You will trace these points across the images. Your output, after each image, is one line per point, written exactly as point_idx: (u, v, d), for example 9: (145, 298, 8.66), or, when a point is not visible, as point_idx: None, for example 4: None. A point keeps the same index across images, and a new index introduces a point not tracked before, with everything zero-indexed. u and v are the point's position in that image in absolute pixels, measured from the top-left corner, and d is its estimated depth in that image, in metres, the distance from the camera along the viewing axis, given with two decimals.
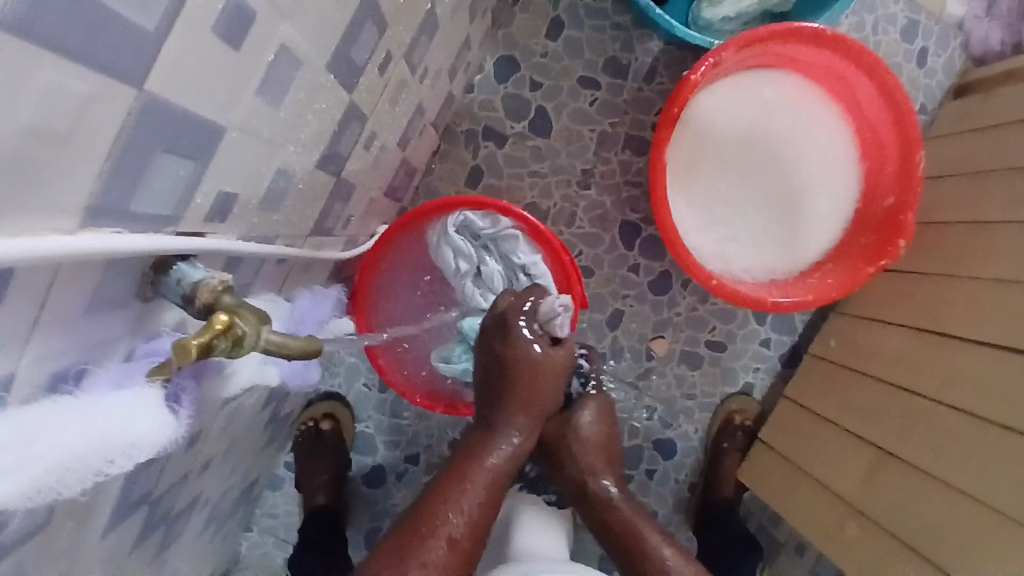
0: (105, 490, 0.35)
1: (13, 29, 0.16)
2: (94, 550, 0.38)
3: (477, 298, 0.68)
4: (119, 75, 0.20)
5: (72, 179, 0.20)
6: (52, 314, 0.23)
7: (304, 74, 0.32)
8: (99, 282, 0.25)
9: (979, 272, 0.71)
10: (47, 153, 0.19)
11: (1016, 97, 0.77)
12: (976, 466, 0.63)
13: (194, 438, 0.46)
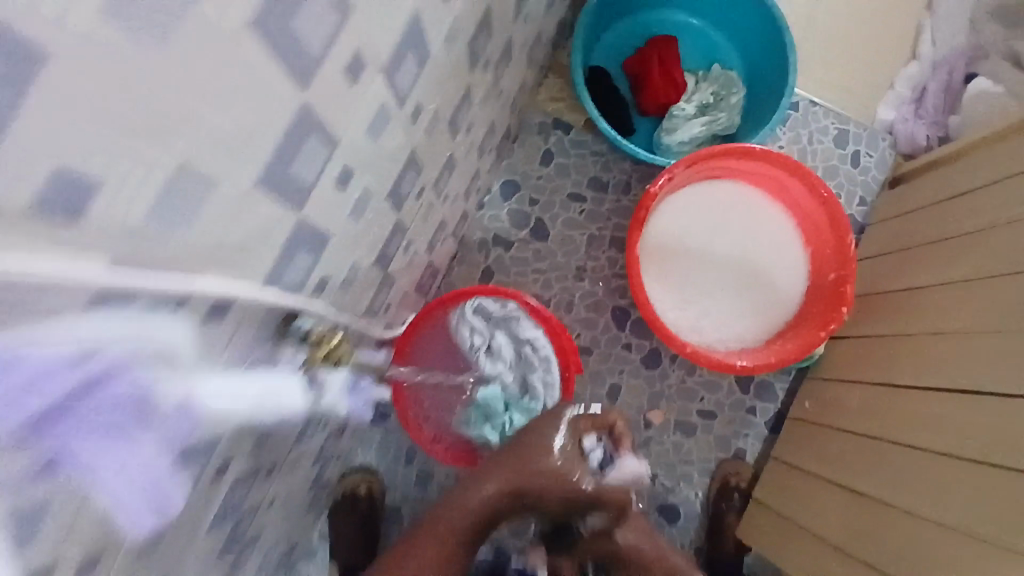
0: (222, 489, 0.49)
1: (268, 190, 0.34)
2: (203, 542, 0.51)
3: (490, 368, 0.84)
4: (295, 209, 0.38)
5: (265, 262, 0.37)
6: (238, 335, 0.38)
7: (372, 202, 0.51)
8: (259, 324, 0.41)
9: (911, 327, 0.84)
10: (260, 248, 0.36)
11: (932, 191, 0.95)
12: (913, 488, 0.71)
13: (274, 468, 0.60)
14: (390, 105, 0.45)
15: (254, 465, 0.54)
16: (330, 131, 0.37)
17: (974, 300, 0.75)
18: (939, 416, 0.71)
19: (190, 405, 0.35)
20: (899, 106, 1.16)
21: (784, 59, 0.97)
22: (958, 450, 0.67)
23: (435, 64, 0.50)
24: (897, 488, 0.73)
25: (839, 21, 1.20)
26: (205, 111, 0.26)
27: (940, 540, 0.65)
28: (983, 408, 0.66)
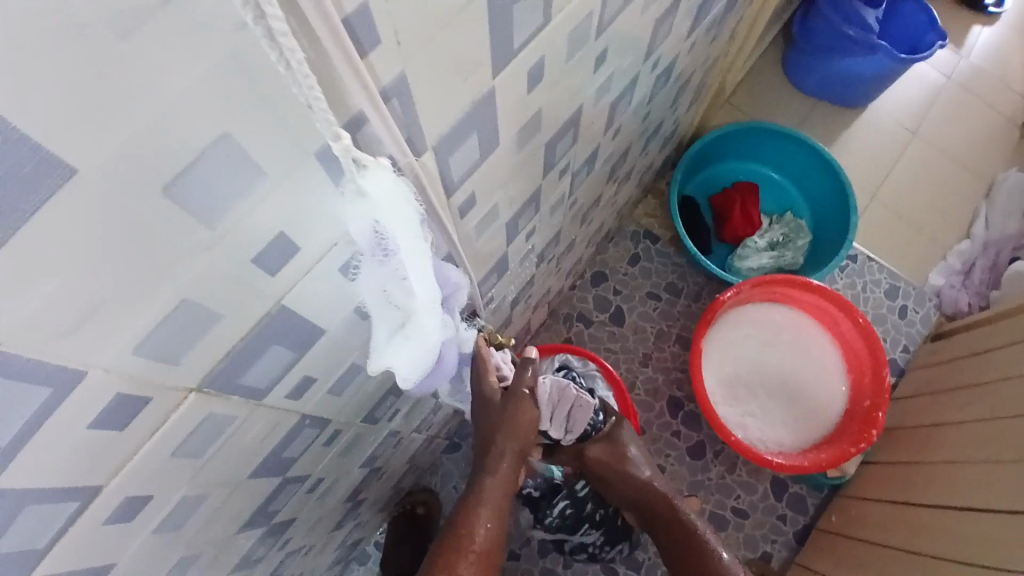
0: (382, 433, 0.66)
1: (509, 228, 0.55)
2: (353, 474, 0.68)
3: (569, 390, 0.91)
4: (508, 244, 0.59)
5: (483, 272, 0.58)
6: None
7: (530, 256, 0.73)
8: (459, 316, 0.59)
9: (940, 458, 0.97)
10: (487, 263, 0.57)
11: (972, 347, 1.10)
12: None
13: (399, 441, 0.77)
14: (565, 195, 0.67)
15: (398, 427, 0.71)
16: (538, 203, 0.59)
17: (999, 437, 0.88)
18: (961, 533, 0.83)
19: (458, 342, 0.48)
20: (947, 274, 1.33)
21: (847, 219, 1.18)
22: (973, 561, 0.78)
23: (594, 174, 0.73)
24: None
25: (896, 202, 1.43)
26: (517, 179, 0.48)
27: None
28: (1010, 526, 0.77)
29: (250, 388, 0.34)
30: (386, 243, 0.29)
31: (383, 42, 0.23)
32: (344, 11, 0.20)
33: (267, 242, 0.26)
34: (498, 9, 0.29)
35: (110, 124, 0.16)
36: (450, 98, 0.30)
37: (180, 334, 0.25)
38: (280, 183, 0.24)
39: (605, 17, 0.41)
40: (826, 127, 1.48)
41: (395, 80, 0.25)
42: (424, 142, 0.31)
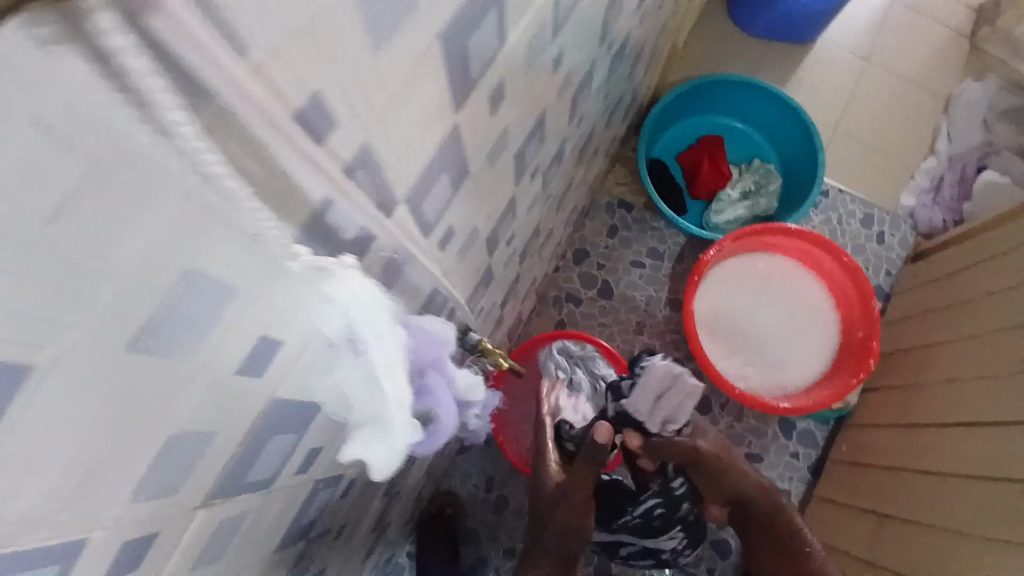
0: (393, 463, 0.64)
1: (488, 242, 0.53)
2: (371, 508, 0.66)
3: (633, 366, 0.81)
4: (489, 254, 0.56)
5: (469, 289, 0.55)
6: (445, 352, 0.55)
7: (513, 260, 0.71)
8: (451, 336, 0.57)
9: (937, 377, 1.00)
10: (472, 278, 0.55)
11: (953, 264, 1.12)
12: (954, 509, 0.84)
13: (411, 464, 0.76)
14: (540, 193, 0.65)
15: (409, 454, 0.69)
16: (514, 210, 0.57)
17: (992, 348, 0.91)
18: (970, 450, 0.86)
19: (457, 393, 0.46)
20: (919, 194, 1.36)
21: (814, 158, 1.18)
22: (987, 475, 0.81)
23: (564, 164, 0.71)
24: (942, 515, 0.86)
25: (859, 131, 1.44)
26: (490, 196, 0.46)
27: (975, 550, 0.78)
28: (1011, 436, 0.80)
29: (255, 483, 0.33)
30: (354, 336, 0.28)
31: (341, 120, 0.22)
32: (295, 107, 0.19)
33: (247, 349, 0.25)
34: (453, 47, 0.27)
35: (80, 298, 0.17)
36: (416, 148, 0.29)
37: (175, 466, 0.25)
38: (252, 291, 0.23)
39: (559, 17, 0.39)
40: (782, 65, 1.47)
41: (358, 154, 0.24)
42: (395, 199, 0.30)
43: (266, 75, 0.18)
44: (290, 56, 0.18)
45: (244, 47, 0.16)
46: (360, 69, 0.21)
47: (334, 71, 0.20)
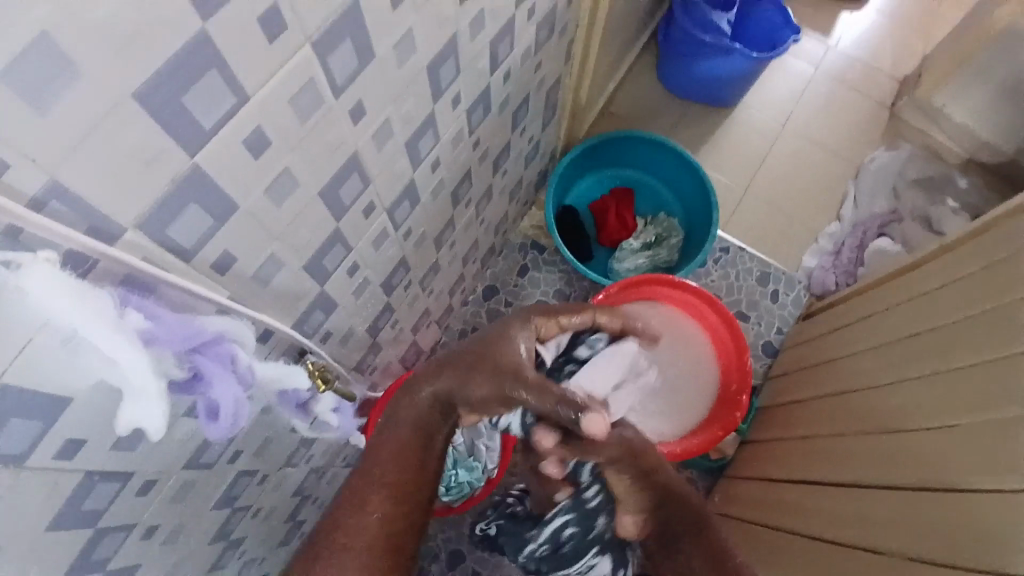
0: (227, 474, 0.67)
1: (312, 272, 0.58)
2: (203, 517, 0.68)
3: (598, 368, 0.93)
4: (319, 281, 0.61)
5: (295, 311, 0.60)
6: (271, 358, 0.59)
7: (370, 288, 0.75)
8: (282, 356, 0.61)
9: (804, 431, 1.05)
10: (297, 302, 0.59)
11: (829, 324, 1.20)
12: (797, 562, 0.88)
13: (263, 480, 0.77)
14: (390, 229, 0.70)
15: (251, 467, 0.71)
16: (348, 244, 0.63)
17: (842, 410, 0.98)
18: (818, 505, 0.90)
19: (250, 384, 0.49)
20: (821, 256, 1.44)
21: (710, 216, 1.26)
22: (826, 531, 0.85)
23: (425, 204, 0.77)
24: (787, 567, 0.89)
25: (769, 192, 1.53)
26: (293, 229, 0.51)
27: None
28: (853, 495, 0.85)
29: (7, 458, 0.37)
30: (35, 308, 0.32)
31: (13, 164, 0.28)
32: None
33: None
34: (165, 103, 0.33)
35: None
36: (142, 188, 0.35)
37: None
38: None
39: (339, 79, 0.46)
40: (701, 127, 1.58)
41: (47, 186, 0.30)
42: (120, 228, 0.35)
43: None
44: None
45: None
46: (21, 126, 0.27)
47: None
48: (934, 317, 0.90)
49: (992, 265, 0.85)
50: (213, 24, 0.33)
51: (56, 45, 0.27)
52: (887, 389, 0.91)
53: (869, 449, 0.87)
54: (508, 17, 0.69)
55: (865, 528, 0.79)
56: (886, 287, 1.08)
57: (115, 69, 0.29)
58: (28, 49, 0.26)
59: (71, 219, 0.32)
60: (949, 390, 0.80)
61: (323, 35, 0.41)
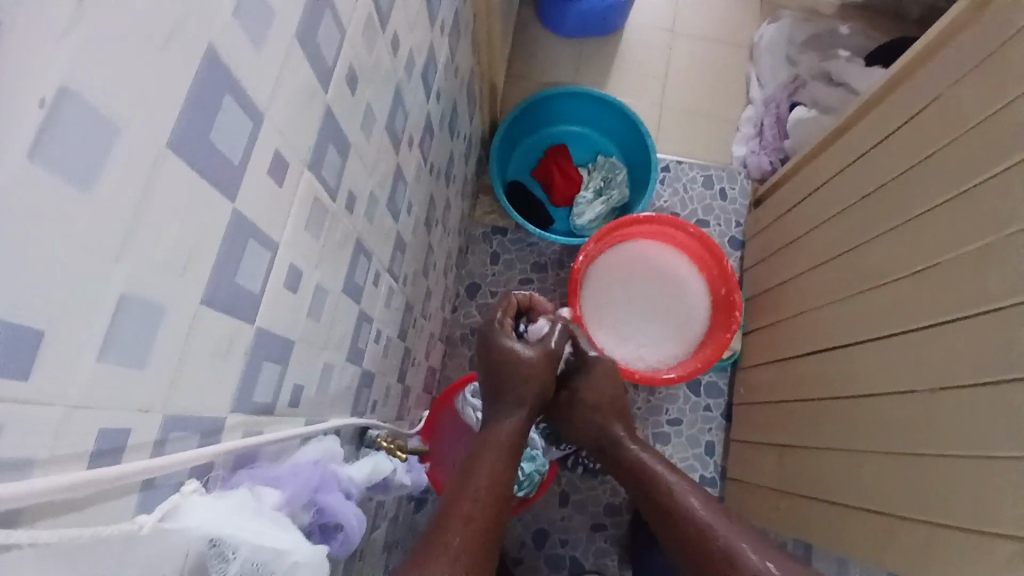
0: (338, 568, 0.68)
1: (353, 358, 0.59)
2: None
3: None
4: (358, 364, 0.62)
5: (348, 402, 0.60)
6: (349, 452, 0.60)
7: (392, 344, 0.76)
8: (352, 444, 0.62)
9: (800, 309, 1.14)
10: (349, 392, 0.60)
11: (782, 202, 1.29)
12: (840, 429, 0.97)
13: (362, 555, 0.79)
14: (393, 284, 0.70)
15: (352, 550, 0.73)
16: (369, 317, 0.63)
17: (825, 284, 1.08)
18: (840, 373, 0.99)
19: (353, 490, 0.51)
20: (747, 142, 1.52)
21: (645, 145, 1.30)
22: (858, 393, 0.95)
23: (410, 247, 0.77)
24: (834, 435, 0.98)
25: (684, 102, 1.59)
26: (333, 334, 0.51)
27: (867, 462, 0.90)
28: (867, 354, 0.94)
29: None
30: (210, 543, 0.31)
31: (133, 424, 0.28)
32: (83, 454, 0.26)
33: None
34: (225, 289, 0.33)
35: None
36: (228, 377, 0.35)
37: None
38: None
39: (332, 182, 0.45)
40: (601, 60, 1.60)
41: (164, 425, 0.30)
42: (221, 418, 0.35)
43: (49, 468, 0.24)
44: (69, 430, 0.24)
45: (25, 459, 0.22)
46: (131, 387, 0.27)
47: (105, 410, 0.26)
48: (873, 180, 1.00)
49: (909, 121, 0.94)
50: (240, 196, 0.32)
51: (132, 300, 0.26)
52: (857, 254, 1.00)
53: (870, 309, 0.95)
54: (428, 43, 0.68)
55: (898, 381, 0.87)
56: (820, 161, 1.17)
57: (183, 289, 0.29)
58: (116, 316, 0.25)
59: (187, 438, 0.32)
60: (913, 241, 0.89)
61: (313, 150, 0.41)
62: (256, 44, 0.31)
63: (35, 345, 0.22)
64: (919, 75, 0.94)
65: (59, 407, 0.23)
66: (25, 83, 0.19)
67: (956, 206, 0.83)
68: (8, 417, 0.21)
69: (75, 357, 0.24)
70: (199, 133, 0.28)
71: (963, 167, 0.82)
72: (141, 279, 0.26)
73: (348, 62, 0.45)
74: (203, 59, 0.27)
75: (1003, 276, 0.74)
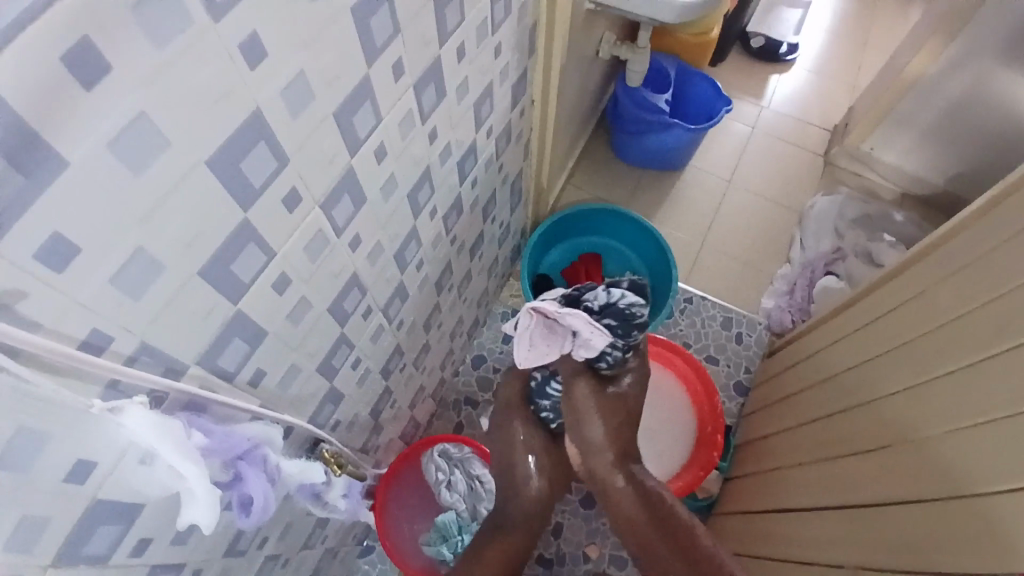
0: (254, 560, 0.74)
1: (323, 372, 0.69)
2: None
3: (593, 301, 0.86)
4: (327, 379, 0.71)
5: (308, 407, 0.70)
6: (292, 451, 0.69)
7: (371, 378, 0.86)
8: (299, 446, 0.71)
9: (783, 461, 1.12)
10: (311, 398, 0.69)
11: (796, 353, 1.29)
12: None
13: (284, 563, 0.84)
14: (385, 324, 0.81)
15: (274, 551, 0.78)
16: (351, 343, 0.73)
17: (806, 443, 1.06)
18: (797, 533, 0.95)
19: (279, 477, 0.59)
20: (776, 297, 1.57)
21: (669, 272, 1.40)
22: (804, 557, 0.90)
23: (413, 299, 0.88)
24: None
25: (724, 245, 1.68)
26: (307, 341, 0.62)
27: None
28: (822, 519, 0.91)
29: (92, 557, 0.47)
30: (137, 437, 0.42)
31: (117, 336, 0.40)
32: (76, 339, 0.37)
33: (69, 467, 0.40)
34: (218, 270, 0.45)
35: None
36: (200, 336, 0.47)
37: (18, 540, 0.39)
38: (59, 436, 0.39)
39: (340, 223, 0.58)
40: (656, 191, 1.74)
41: (138, 348, 0.42)
42: (185, 364, 0.47)
43: (50, 336, 0.35)
44: (71, 320, 0.36)
45: (34, 322, 0.34)
46: (123, 311, 0.39)
47: (99, 317, 0.38)
48: (868, 350, 1.00)
49: (908, 302, 0.96)
50: (251, 210, 0.45)
51: (145, 252, 0.38)
52: (836, 419, 1.00)
53: (836, 474, 0.93)
54: (470, 140, 0.83)
55: (836, 549, 0.83)
56: (834, 323, 1.18)
57: (185, 259, 0.41)
58: (131, 258, 0.37)
59: (152, 366, 0.44)
60: (879, 417, 0.88)
61: (327, 194, 0.54)
62: (293, 113, 0.44)
63: (71, 257, 0.34)
64: (927, 261, 0.96)
65: (70, 300, 0.35)
66: (125, 105, 0.32)
67: (923, 388, 0.82)
68: (35, 290, 0.33)
69: (95, 273, 0.36)
70: (231, 160, 0.41)
71: (933, 355, 0.83)
72: (156, 242, 0.38)
73: (379, 139, 0.58)
74: (247, 114, 0.40)
75: (936, 470, 0.73)
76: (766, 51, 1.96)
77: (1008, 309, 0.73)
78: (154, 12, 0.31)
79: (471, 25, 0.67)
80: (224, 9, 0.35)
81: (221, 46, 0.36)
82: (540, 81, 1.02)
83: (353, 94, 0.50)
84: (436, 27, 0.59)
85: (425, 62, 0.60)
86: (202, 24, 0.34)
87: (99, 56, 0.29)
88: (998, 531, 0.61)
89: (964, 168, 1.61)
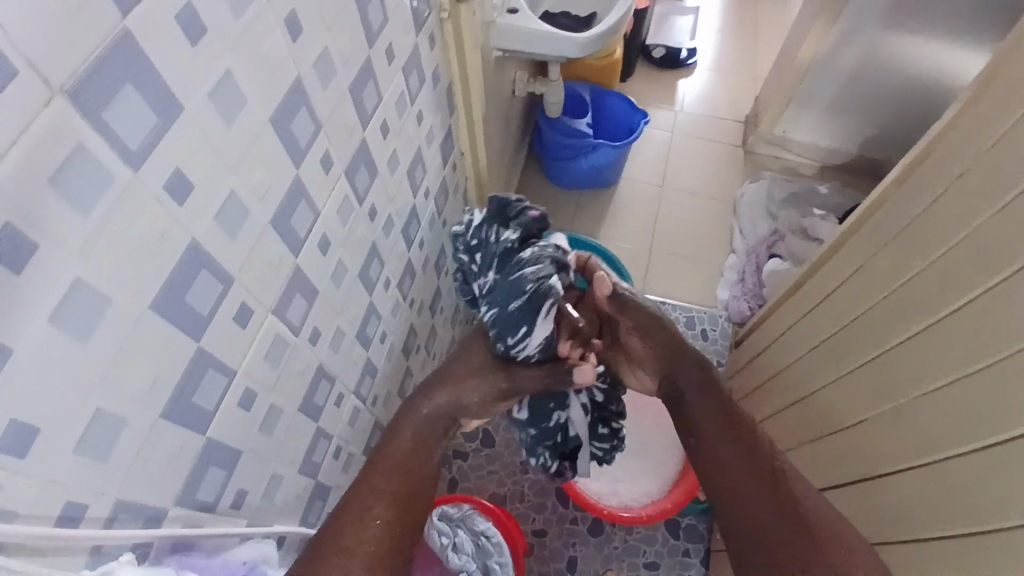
0: None
1: (305, 472, 0.68)
2: None
3: (544, 286, 0.72)
4: (311, 477, 0.70)
5: (296, 510, 0.68)
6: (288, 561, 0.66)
7: (356, 461, 0.84)
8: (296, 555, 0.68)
9: (778, 446, 1.12)
10: (297, 501, 0.67)
11: (763, 336, 1.33)
12: None
13: None
14: (359, 405, 0.80)
15: None
16: (328, 434, 0.72)
17: (792, 426, 1.09)
18: None
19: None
20: (730, 287, 1.63)
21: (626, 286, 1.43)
22: None
23: (382, 372, 0.87)
24: None
25: (670, 247, 1.73)
26: (283, 447, 0.61)
27: None
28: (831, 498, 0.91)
29: None
30: None
31: (91, 501, 0.38)
32: (51, 517, 0.35)
33: None
34: (182, 405, 0.44)
35: None
36: (175, 476, 0.45)
37: None
38: None
39: (296, 322, 0.57)
40: (597, 208, 1.79)
41: (115, 508, 0.40)
42: (164, 508, 0.45)
43: (26, 522, 0.34)
44: (42, 501, 0.34)
45: (11, 512, 0.33)
46: (93, 475, 0.38)
47: (71, 488, 0.36)
48: (830, 324, 1.04)
49: (855, 274, 1.01)
50: (204, 338, 0.44)
51: (106, 411, 0.37)
52: (815, 397, 1.03)
53: (833, 449, 0.94)
54: (409, 206, 0.84)
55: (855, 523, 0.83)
56: (790, 305, 1.23)
57: (148, 404, 0.40)
58: (90, 422, 0.36)
59: (131, 520, 0.42)
60: (857, 386, 0.91)
61: (278, 299, 0.53)
62: (231, 233, 0.44)
63: (31, 438, 0.33)
64: (864, 232, 1.02)
65: (39, 481, 0.34)
66: (62, 274, 0.32)
67: (896, 349, 0.84)
68: (4, 481, 0.32)
69: (60, 447, 0.35)
70: (177, 296, 0.40)
71: (890, 321, 0.87)
72: (114, 399, 0.38)
73: (321, 232, 0.58)
74: (185, 250, 0.40)
75: (924, 427, 0.75)
76: (669, 60, 2.07)
77: (950, 266, 0.78)
78: (74, 178, 0.31)
79: (390, 101, 0.69)
80: (141, 156, 0.35)
81: (147, 192, 0.35)
82: (465, 132, 1.04)
83: (286, 198, 0.50)
84: (356, 112, 0.60)
85: (351, 148, 0.61)
86: (122, 175, 0.34)
87: (23, 234, 0.29)
88: (996, 476, 0.62)
89: (871, 132, 1.73)
